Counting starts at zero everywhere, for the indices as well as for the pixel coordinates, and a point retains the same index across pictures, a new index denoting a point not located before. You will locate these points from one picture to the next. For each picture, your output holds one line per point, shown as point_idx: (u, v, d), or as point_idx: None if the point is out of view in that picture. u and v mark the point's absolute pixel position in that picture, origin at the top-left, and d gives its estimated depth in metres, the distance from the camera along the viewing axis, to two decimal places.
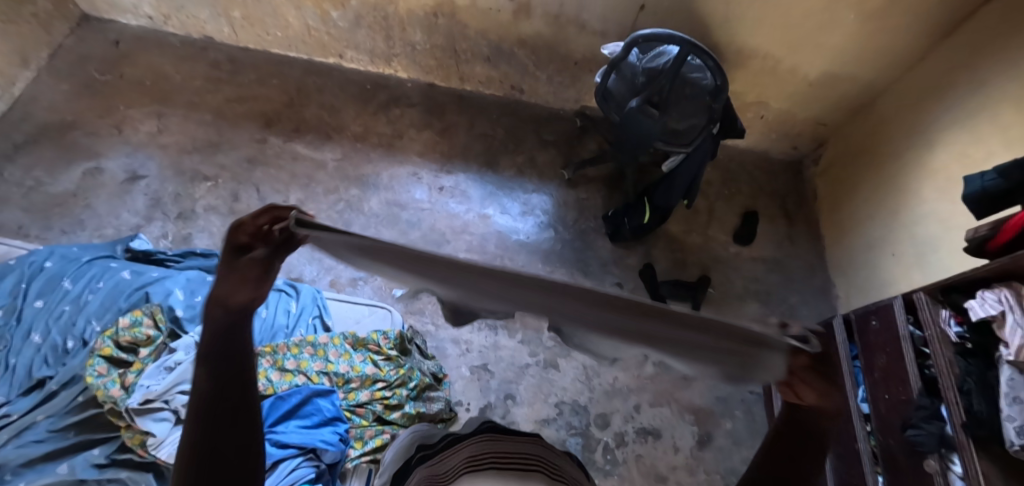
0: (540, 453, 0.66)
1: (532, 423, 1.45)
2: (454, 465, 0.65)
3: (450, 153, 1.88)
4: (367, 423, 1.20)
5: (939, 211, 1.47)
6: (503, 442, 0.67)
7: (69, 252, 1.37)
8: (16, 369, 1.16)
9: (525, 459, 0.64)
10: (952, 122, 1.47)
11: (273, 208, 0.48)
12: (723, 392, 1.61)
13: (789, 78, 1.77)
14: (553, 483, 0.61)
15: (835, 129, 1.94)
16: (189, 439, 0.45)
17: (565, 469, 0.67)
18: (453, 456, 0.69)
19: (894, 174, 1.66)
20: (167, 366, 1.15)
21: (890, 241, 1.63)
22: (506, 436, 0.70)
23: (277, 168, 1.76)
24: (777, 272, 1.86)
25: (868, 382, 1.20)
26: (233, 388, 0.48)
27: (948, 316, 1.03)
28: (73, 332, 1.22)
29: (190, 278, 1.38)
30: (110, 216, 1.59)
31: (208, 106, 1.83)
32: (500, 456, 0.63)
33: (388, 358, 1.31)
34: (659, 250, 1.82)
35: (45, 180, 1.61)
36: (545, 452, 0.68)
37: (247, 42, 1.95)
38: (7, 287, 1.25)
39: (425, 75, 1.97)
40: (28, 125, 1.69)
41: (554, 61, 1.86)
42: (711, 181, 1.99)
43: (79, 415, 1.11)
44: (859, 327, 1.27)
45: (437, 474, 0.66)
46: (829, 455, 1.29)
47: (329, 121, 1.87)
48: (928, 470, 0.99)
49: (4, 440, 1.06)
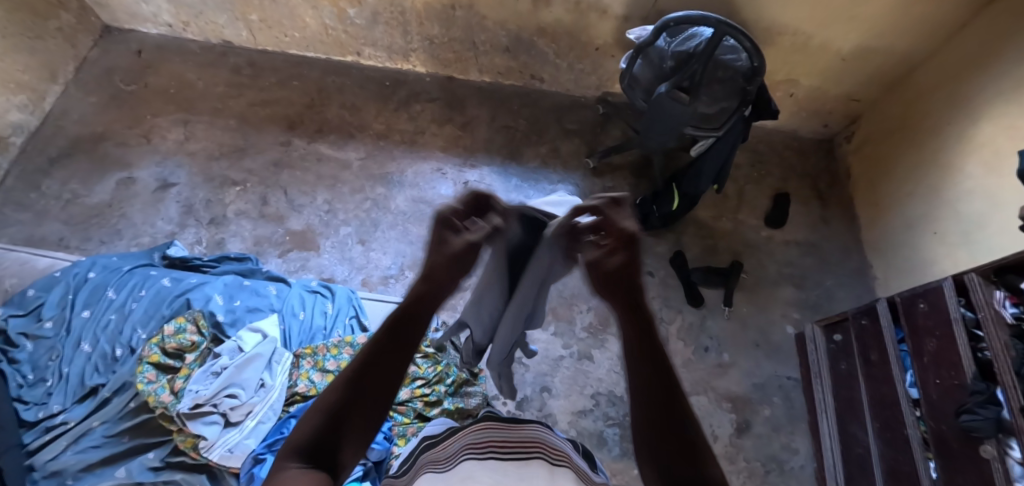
0: (541, 439, 0.71)
1: (569, 415, 1.45)
2: (454, 451, 0.70)
3: (473, 147, 1.87)
4: (409, 420, 1.22)
5: (986, 186, 1.41)
6: (506, 431, 0.73)
7: (110, 262, 1.40)
8: (69, 378, 1.19)
9: (526, 450, 0.69)
10: (997, 93, 1.40)
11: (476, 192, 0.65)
12: (760, 378, 1.60)
13: (821, 54, 1.71)
14: (555, 468, 0.68)
15: (869, 105, 1.89)
16: (338, 389, 0.51)
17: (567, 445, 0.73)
18: (454, 444, 0.70)
19: (935, 150, 1.60)
20: (214, 370, 1.16)
21: (932, 220, 1.59)
22: (510, 426, 0.72)
23: (303, 170, 1.77)
24: (811, 255, 1.82)
25: (917, 367, 1.17)
26: (395, 365, 0.55)
27: (1003, 297, 0.97)
28: (120, 340, 1.25)
29: (227, 282, 1.39)
30: (146, 225, 1.62)
31: (232, 111, 1.85)
32: (506, 445, 0.70)
33: (425, 356, 1.31)
34: (689, 237, 1.79)
35: (82, 192, 1.65)
36: (547, 437, 0.72)
37: (265, 45, 1.95)
38: (56, 299, 1.28)
39: (444, 69, 1.96)
40: (61, 139, 1.73)
41: (575, 48, 1.82)
42: (739, 165, 1.95)
43: (132, 420, 1.14)
44: (905, 310, 1.23)
45: (438, 461, 0.68)
46: (875, 440, 1.28)
47: (350, 121, 1.87)
48: (985, 455, 0.96)
49: (64, 446, 1.10)
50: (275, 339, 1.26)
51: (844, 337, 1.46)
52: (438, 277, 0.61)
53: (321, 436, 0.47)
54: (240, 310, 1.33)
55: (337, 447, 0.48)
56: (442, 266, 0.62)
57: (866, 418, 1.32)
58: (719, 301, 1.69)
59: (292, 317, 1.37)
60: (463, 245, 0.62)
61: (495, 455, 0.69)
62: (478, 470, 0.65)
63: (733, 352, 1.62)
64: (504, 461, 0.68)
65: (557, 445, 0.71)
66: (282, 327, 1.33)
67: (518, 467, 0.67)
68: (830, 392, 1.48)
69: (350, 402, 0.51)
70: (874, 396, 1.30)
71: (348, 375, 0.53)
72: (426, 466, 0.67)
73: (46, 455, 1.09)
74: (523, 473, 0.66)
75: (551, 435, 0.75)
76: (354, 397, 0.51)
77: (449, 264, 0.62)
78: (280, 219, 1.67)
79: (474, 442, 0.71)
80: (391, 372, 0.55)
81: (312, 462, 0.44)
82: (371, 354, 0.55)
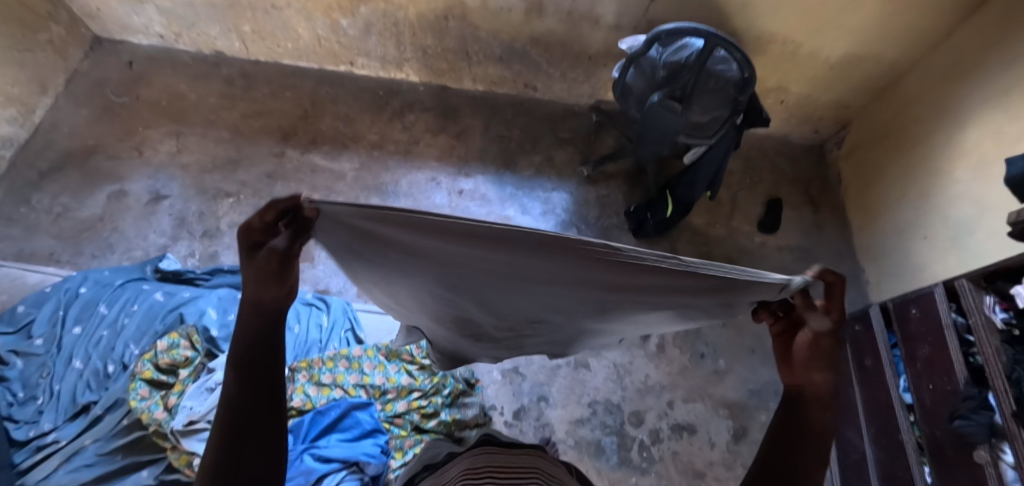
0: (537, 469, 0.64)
1: (567, 424, 1.45)
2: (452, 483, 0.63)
3: (467, 157, 1.87)
4: (406, 433, 1.21)
5: (973, 191, 1.43)
6: (502, 458, 0.67)
7: (102, 276, 1.39)
8: (61, 395, 1.17)
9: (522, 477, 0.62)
10: (983, 99, 1.43)
11: (275, 202, 0.50)
12: (756, 385, 1.60)
13: (810, 62, 1.74)
14: None
15: (858, 111, 1.92)
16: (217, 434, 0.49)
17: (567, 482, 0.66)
18: (454, 466, 0.69)
19: (924, 156, 1.62)
20: (208, 386, 1.15)
21: (922, 225, 1.60)
22: (506, 450, 0.70)
23: (297, 181, 1.76)
24: (805, 261, 1.84)
25: (910, 373, 1.18)
26: (263, 368, 0.54)
27: (993, 302, 0.99)
28: (113, 356, 1.24)
29: (221, 296, 1.38)
30: (138, 238, 1.61)
31: (224, 123, 1.84)
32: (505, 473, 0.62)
33: (421, 367, 1.31)
34: (683, 244, 1.80)
35: (73, 206, 1.63)
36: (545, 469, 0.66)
37: (258, 56, 1.94)
38: (46, 315, 1.27)
39: (437, 78, 1.96)
40: (51, 153, 1.72)
41: (568, 58, 1.83)
42: (732, 171, 1.97)
43: (125, 438, 1.13)
44: (899, 316, 1.25)
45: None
46: (870, 445, 1.29)
47: (345, 131, 1.87)
48: (980, 461, 0.96)
49: (55, 465, 1.08)
50: None
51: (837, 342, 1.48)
52: (257, 294, 0.53)
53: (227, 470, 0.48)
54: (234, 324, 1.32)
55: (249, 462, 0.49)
56: (258, 284, 0.53)
57: (862, 423, 1.33)
58: None
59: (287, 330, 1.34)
60: (266, 251, 0.52)
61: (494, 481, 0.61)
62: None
63: (730, 359, 1.63)
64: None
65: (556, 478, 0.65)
66: None
67: None
68: None
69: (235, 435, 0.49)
70: (870, 403, 1.30)
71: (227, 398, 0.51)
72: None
73: (36, 475, 1.06)
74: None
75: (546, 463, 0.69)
76: (239, 422, 0.50)
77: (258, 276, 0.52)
78: None
79: (471, 469, 0.65)
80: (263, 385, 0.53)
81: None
82: (243, 367, 0.52)
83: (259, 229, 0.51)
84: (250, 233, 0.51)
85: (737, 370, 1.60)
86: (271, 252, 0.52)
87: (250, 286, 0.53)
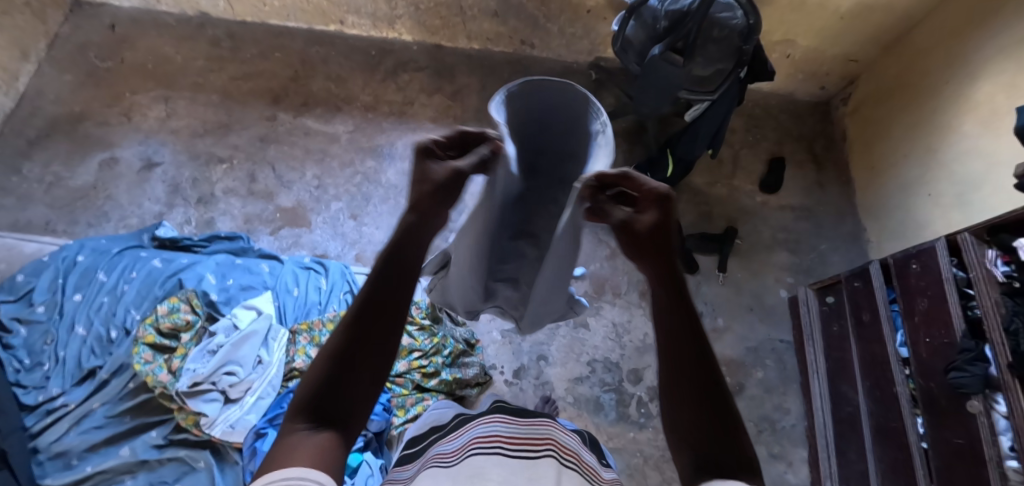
0: (551, 435, 0.59)
1: (566, 382, 1.47)
2: (460, 447, 0.58)
3: (463, 117, 1.83)
4: (407, 391, 1.23)
5: (981, 147, 1.40)
6: (514, 426, 0.60)
7: (98, 244, 1.38)
8: (67, 361, 1.19)
9: (534, 445, 0.57)
10: (997, 50, 1.37)
11: (462, 130, 0.61)
12: (754, 342, 1.63)
13: (818, 12, 1.66)
14: (563, 470, 0.55)
15: (866, 66, 1.85)
16: (334, 345, 0.48)
17: (578, 446, 0.62)
18: (464, 436, 0.61)
19: (932, 110, 1.58)
20: (210, 349, 1.16)
21: (927, 182, 1.57)
22: (519, 418, 0.63)
23: (290, 145, 1.73)
24: (806, 220, 1.83)
25: (908, 327, 1.18)
26: (408, 283, 0.52)
27: (995, 256, 0.96)
28: (114, 322, 1.24)
29: (219, 261, 1.38)
30: (133, 206, 1.60)
31: (213, 86, 1.79)
32: (515, 441, 0.57)
33: (421, 328, 1.32)
34: (683, 204, 1.79)
35: (64, 174, 1.61)
36: (559, 433, 0.60)
37: (244, 16, 1.87)
38: (46, 284, 1.27)
39: (430, 37, 1.89)
40: (39, 120, 1.68)
41: (565, 11, 1.76)
42: (735, 128, 1.93)
43: (133, 400, 1.15)
44: (899, 272, 1.23)
45: (441, 457, 0.58)
46: (864, 398, 1.31)
47: (337, 93, 1.82)
48: (972, 410, 0.97)
49: (66, 428, 1.11)
50: (270, 316, 1.26)
51: (835, 299, 1.48)
52: (428, 209, 0.55)
53: (329, 384, 0.47)
54: (233, 288, 1.33)
55: (353, 387, 0.48)
56: (430, 198, 0.55)
57: (856, 378, 1.35)
58: (713, 268, 1.71)
59: (287, 293, 1.36)
60: (449, 172, 0.56)
61: (503, 450, 0.56)
62: (485, 466, 0.53)
63: (728, 317, 1.65)
64: (512, 460, 0.55)
65: (570, 446, 0.59)
66: (277, 303, 1.33)
67: (525, 464, 0.54)
68: (822, 353, 1.51)
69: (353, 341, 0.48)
70: (864, 358, 1.32)
71: (349, 326, 0.49)
72: (434, 461, 0.58)
73: (49, 437, 1.09)
74: (529, 473, 0.53)
75: (559, 430, 0.62)
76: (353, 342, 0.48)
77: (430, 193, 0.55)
78: (270, 196, 1.65)
79: (481, 436, 0.58)
80: (385, 319, 0.49)
81: (322, 416, 0.46)
82: (381, 270, 0.51)
83: (436, 148, 0.59)
84: (427, 150, 0.58)
85: (735, 328, 1.63)
86: (454, 174, 0.56)
87: (419, 191, 0.55)
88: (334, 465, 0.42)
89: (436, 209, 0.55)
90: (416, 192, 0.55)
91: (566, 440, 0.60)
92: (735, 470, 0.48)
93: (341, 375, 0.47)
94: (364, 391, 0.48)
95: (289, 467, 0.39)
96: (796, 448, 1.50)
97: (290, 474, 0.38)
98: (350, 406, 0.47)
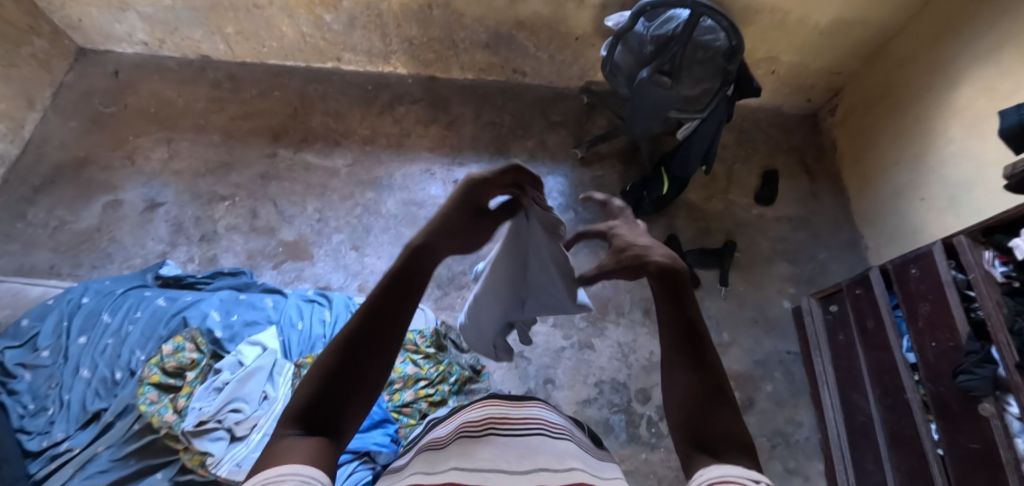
0: (539, 415, 0.54)
1: (575, 405, 1.46)
2: (447, 433, 0.51)
3: (459, 146, 1.87)
4: (414, 422, 1.21)
5: (969, 148, 1.43)
6: (505, 409, 0.55)
7: (103, 286, 1.40)
8: (71, 405, 1.18)
9: (525, 424, 0.52)
10: (976, 56, 1.42)
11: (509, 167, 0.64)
12: (760, 355, 1.62)
13: (799, 28, 1.72)
14: (558, 440, 0.49)
15: (850, 78, 1.90)
16: (335, 350, 0.46)
17: (566, 425, 0.56)
18: (453, 423, 0.55)
19: (918, 116, 1.61)
20: (215, 386, 1.15)
21: (919, 187, 1.60)
22: (509, 403, 0.58)
23: (291, 180, 1.76)
24: (803, 230, 1.84)
25: (912, 332, 1.18)
26: (409, 303, 0.50)
27: (991, 257, 0.97)
28: (119, 363, 1.24)
29: (223, 298, 1.39)
30: (136, 246, 1.61)
31: (214, 127, 1.84)
32: (508, 421, 0.52)
33: (426, 356, 1.34)
34: (680, 220, 1.81)
35: (68, 218, 1.64)
36: (547, 416, 0.55)
37: (243, 57, 1.93)
38: (51, 327, 1.27)
39: (425, 69, 1.95)
40: (43, 167, 1.72)
41: (555, 40, 1.82)
42: (726, 144, 1.97)
43: (138, 442, 1.13)
44: (898, 277, 1.24)
45: (430, 443, 0.51)
46: (876, 407, 1.30)
47: (336, 128, 1.86)
48: (984, 413, 0.96)
49: (71, 473, 1.09)
50: (275, 351, 1.26)
51: (839, 307, 1.48)
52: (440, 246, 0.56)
53: (318, 399, 0.43)
54: (237, 324, 1.33)
55: (343, 406, 0.44)
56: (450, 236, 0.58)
57: (867, 387, 1.34)
58: (715, 282, 1.72)
59: (291, 327, 1.37)
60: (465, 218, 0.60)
61: (496, 430, 0.49)
62: (477, 446, 0.45)
63: (733, 332, 1.64)
64: (505, 439, 0.47)
65: (558, 422, 0.54)
66: (281, 338, 1.33)
67: (518, 440, 0.48)
68: (830, 363, 1.50)
69: (349, 355, 0.45)
70: (872, 366, 1.32)
71: (345, 340, 0.46)
72: (422, 449, 0.50)
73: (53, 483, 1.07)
74: (527, 447, 0.46)
75: (547, 413, 0.57)
76: (348, 356, 0.45)
77: (450, 231, 0.59)
78: (272, 231, 1.67)
79: (470, 422, 0.51)
80: (385, 334, 0.47)
81: (312, 428, 0.42)
82: (387, 281, 0.51)
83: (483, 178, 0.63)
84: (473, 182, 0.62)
85: (740, 342, 1.63)
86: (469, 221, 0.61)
87: (442, 230, 0.58)
88: (331, 465, 0.39)
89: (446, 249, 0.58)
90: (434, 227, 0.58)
91: (554, 419, 0.55)
92: (737, 455, 0.42)
93: (331, 389, 0.44)
94: (356, 408, 0.45)
95: (286, 464, 0.36)
96: (812, 463, 1.47)
97: (281, 471, 0.35)
98: (338, 427, 0.43)
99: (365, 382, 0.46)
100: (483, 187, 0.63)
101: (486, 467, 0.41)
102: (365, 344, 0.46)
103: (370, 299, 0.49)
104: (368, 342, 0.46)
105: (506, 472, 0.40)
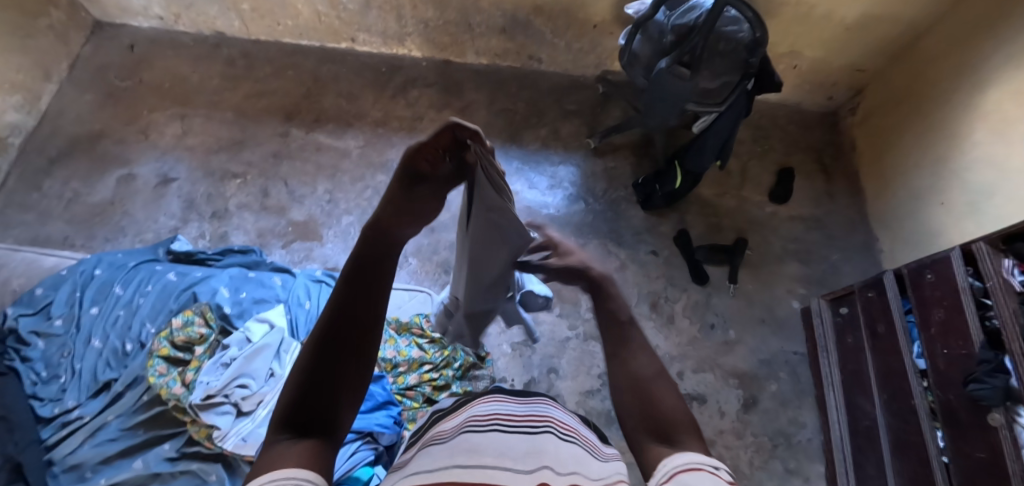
0: (547, 414, 0.54)
1: (577, 396, 1.47)
2: (452, 428, 0.51)
3: None
4: (418, 405, 1.23)
5: (994, 154, 1.39)
6: (513, 406, 0.55)
7: (115, 259, 1.41)
8: (83, 373, 1.20)
9: (532, 422, 0.51)
10: (1007, 58, 1.37)
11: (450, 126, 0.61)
12: (766, 355, 1.61)
13: (823, 23, 1.68)
14: (565, 441, 0.49)
15: (874, 76, 1.85)
16: (311, 350, 0.50)
17: (574, 425, 0.56)
18: (460, 416, 0.54)
19: (943, 118, 1.56)
20: (223, 362, 1.17)
21: (939, 191, 1.56)
22: (517, 399, 0.58)
23: (303, 160, 1.76)
24: (817, 230, 1.82)
25: (924, 338, 1.16)
26: (376, 293, 0.55)
27: (1012, 265, 0.95)
28: (130, 335, 1.25)
29: (233, 275, 1.40)
30: (149, 221, 1.63)
31: (227, 104, 1.84)
32: (514, 418, 0.51)
33: (432, 341, 1.33)
34: (692, 215, 1.79)
35: (83, 191, 1.65)
36: (556, 414, 0.55)
37: (258, 35, 1.92)
38: (64, 297, 1.29)
39: (439, 53, 1.93)
40: (59, 139, 1.73)
41: (572, 27, 1.78)
42: (742, 140, 1.94)
43: (147, 412, 1.15)
44: (913, 282, 1.22)
45: (435, 437, 0.50)
46: (881, 412, 1.29)
47: (348, 109, 1.86)
48: (994, 423, 0.95)
49: (81, 440, 1.11)
50: (282, 329, 1.26)
51: (850, 310, 1.46)
52: (391, 224, 0.61)
53: (302, 398, 0.47)
54: (246, 301, 1.34)
55: (331, 402, 0.48)
56: (395, 211, 0.62)
57: (874, 391, 1.32)
58: (724, 279, 1.70)
59: (298, 306, 1.38)
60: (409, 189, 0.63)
61: (501, 427, 0.49)
62: (483, 443, 0.45)
63: (740, 330, 1.63)
64: (510, 435, 0.47)
65: (566, 422, 0.54)
66: (289, 316, 1.34)
67: (525, 438, 0.48)
68: (837, 365, 1.48)
69: (325, 352, 0.50)
70: (880, 370, 1.30)
71: (319, 339, 0.50)
72: (427, 442, 0.50)
73: (64, 449, 1.10)
74: (531, 446, 0.45)
75: (555, 412, 0.56)
76: (325, 354, 0.50)
77: (399, 210, 0.62)
78: (282, 211, 1.67)
79: (476, 417, 0.51)
80: (358, 328, 0.52)
81: (302, 427, 0.45)
82: (349, 277, 0.54)
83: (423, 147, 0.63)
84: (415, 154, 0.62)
85: (747, 340, 1.62)
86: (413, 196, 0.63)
87: (388, 206, 0.62)
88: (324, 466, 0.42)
89: (399, 228, 0.62)
90: (384, 205, 0.62)
91: (562, 418, 0.55)
92: None
93: (316, 388, 0.48)
94: (347, 399, 0.50)
95: (278, 471, 0.38)
96: (813, 464, 1.46)
97: (277, 477, 0.37)
98: (330, 421, 0.47)
99: (350, 375, 0.51)
100: (427, 154, 0.63)
101: (491, 464, 0.41)
102: (341, 338, 0.51)
103: (336, 298, 0.53)
104: (344, 336, 0.51)
105: (512, 470, 0.40)
